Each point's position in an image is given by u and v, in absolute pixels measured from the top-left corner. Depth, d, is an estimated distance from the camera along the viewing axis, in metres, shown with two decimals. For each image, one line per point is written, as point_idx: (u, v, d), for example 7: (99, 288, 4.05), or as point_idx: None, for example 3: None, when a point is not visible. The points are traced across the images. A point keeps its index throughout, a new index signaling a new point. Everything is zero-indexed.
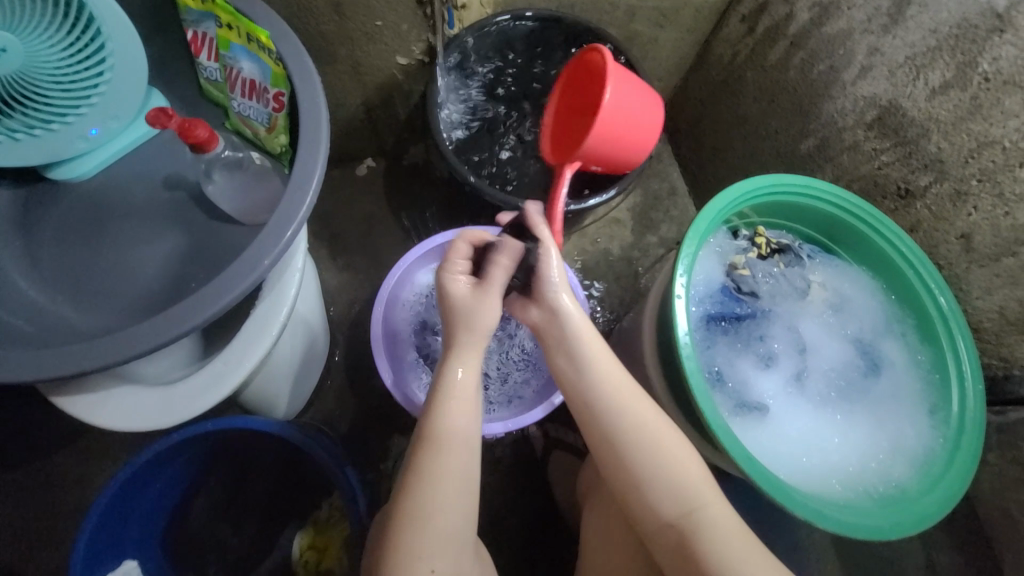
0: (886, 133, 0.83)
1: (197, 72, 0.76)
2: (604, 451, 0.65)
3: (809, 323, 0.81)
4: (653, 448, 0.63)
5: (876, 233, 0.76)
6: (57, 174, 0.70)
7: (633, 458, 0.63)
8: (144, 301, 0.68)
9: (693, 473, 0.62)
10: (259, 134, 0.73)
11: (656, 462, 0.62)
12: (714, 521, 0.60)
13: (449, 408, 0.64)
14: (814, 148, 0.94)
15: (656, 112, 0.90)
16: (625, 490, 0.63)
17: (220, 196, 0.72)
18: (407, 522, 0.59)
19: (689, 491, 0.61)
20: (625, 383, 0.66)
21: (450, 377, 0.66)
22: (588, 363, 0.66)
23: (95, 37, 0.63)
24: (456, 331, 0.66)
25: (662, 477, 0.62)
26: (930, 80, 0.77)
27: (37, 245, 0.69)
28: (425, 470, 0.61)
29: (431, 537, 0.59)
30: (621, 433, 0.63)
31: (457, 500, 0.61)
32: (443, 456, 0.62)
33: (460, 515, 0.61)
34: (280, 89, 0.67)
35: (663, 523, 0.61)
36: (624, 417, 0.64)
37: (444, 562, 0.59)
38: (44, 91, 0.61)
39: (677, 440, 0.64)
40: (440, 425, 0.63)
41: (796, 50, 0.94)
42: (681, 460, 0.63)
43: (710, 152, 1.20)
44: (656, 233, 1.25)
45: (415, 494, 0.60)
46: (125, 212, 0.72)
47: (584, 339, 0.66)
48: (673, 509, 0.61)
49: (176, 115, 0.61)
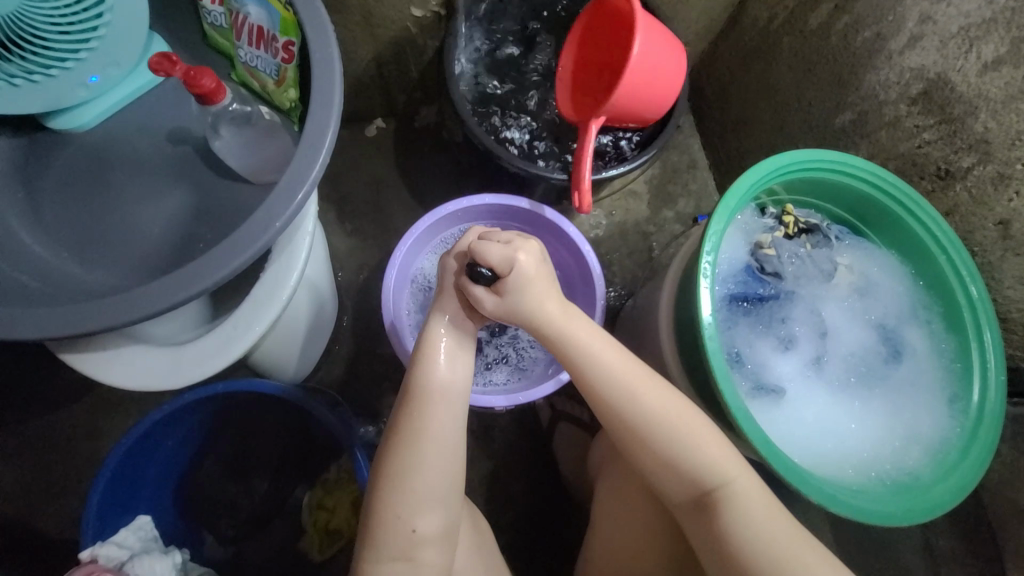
0: (931, 109, 0.79)
1: (200, 14, 0.71)
2: (618, 431, 0.64)
3: (832, 308, 0.78)
4: (672, 432, 0.62)
5: (914, 216, 0.73)
6: (58, 124, 0.67)
7: (648, 442, 0.62)
8: (152, 259, 0.66)
9: (710, 455, 0.61)
10: (268, 87, 0.69)
11: (674, 437, 0.62)
12: (739, 494, 0.60)
13: (436, 370, 0.64)
14: (850, 123, 0.90)
15: (680, 57, 0.85)
16: (648, 473, 0.64)
17: (228, 152, 0.68)
18: (394, 481, 0.60)
19: (708, 473, 0.61)
20: (639, 368, 0.65)
21: (434, 346, 0.66)
22: (580, 346, 0.64)
23: None
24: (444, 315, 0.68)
25: (679, 461, 0.62)
26: (982, 54, 0.72)
27: (40, 199, 0.66)
28: (414, 432, 0.61)
29: (422, 498, 0.60)
30: (633, 407, 0.63)
31: (448, 459, 0.61)
32: (432, 420, 0.62)
33: (452, 474, 0.62)
34: (289, 38, 0.63)
35: (684, 502, 0.62)
36: (636, 402, 0.63)
37: (428, 519, 0.60)
38: (41, 32, 0.57)
39: (692, 423, 0.63)
40: (428, 388, 0.63)
41: (840, 15, 0.88)
42: (699, 442, 0.62)
43: (735, 125, 1.15)
44: (673, 207, 1.22)
45: (402, 453, 0.60)
46: (129, 167, 0.69)
47: (574, 330, 0.65)
48: (690, 488, 0.62)
49: (180, 62, 0.57)
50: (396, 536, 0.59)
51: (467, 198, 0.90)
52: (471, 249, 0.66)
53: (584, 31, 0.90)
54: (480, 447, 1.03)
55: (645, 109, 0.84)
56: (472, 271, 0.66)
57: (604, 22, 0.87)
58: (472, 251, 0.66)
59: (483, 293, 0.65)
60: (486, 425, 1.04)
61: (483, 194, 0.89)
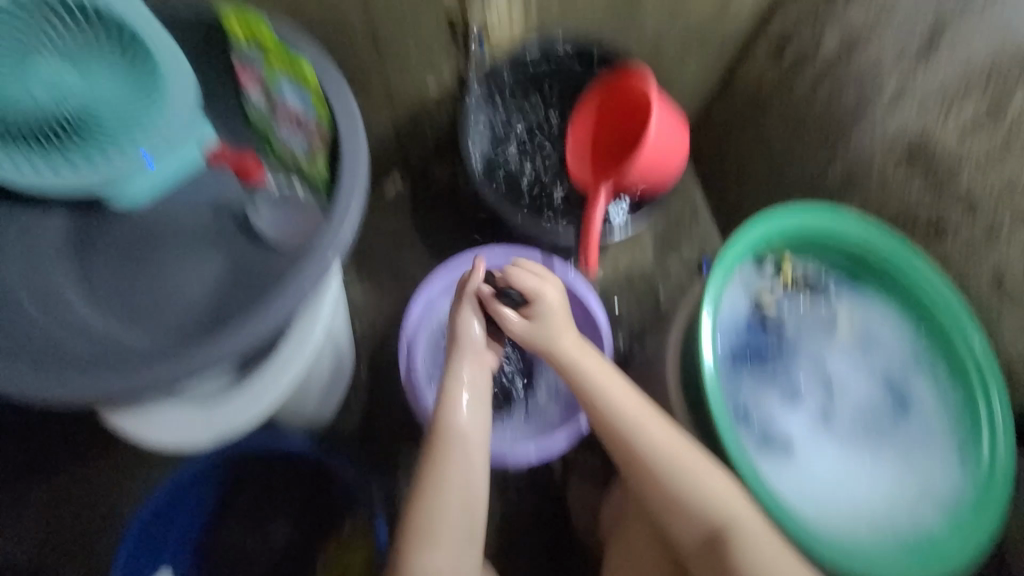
0: (916, 169, 0.83)
1: (241, 98, 0.79)
2: (631, 469, 0.67)
3: (836, 359, 0.80)
4: (680, 470, 0.65)
5: (903, 268, 0.77)
6: (118, 205, 0.73)
7: (659, 480, 0.65)
8: (189, 323, 0.71)
9: (717, 490, 0.64)
10: (301, 163, 0.77)
11: (684, 474, 0.65)
12: (748, 530, 0.63)
13: (459, 414, 0.67)
14: (841, 180, 0.94)
15: (683, 133, 0.94)
16: (660, 510, 0.66)
17: (265, 225, 0.77)
18: (422, 526, 0.63)
19: (717, 509, 0.63)
20: (645, 408, 0.68)
21: (456, 386, 0.69)
22: (592, 385, 0.68)
23: (149, 66, 0.64)
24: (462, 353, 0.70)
25: (688, 498, 0.65)
26: (961, 115, 0.80)
27: (92, 271, 0.73)
28: (436, 475, 0.64)
29: (451, 541, 0.63)
30: (646, 446, 0.66)
31: (469, 499, 0.65)
32: (454, 464, 0.65)
33: (473, 515, 0.65)
34: (323, 124, 0.70)
35: (696, 539, 0.65)
36: (645, 438, 0.66)
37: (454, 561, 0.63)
38: (100, 121, 0.64)
39: (699, 460, 0.66)
40: (451, 431, 0.66)
41: (824, 82, 0.94)
42: (707, 480, 0.64)
43: (733, 178, 1.19)
44: (678, 256, 1.26)
45: (428, 498, 0.64)
46: (171, 238, 0.76)
47: (587, 369, 0.69)
48: (701, 525, 0.65)
49: (229, 154, 0.75)
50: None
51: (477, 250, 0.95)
52: (508, 274, 0.71)
53: (602, 99, 1.01)
54: (492, 500, 1.03)
55: (658, 179, 0.95)
56: (502, 292, 0.71)
57: (625, 97, 0.98)
58: (506, 275, 0.71)
59: (514, 317, 0.70)
60: (498, 477, 1.04)
61: (491, 248, 0.94)
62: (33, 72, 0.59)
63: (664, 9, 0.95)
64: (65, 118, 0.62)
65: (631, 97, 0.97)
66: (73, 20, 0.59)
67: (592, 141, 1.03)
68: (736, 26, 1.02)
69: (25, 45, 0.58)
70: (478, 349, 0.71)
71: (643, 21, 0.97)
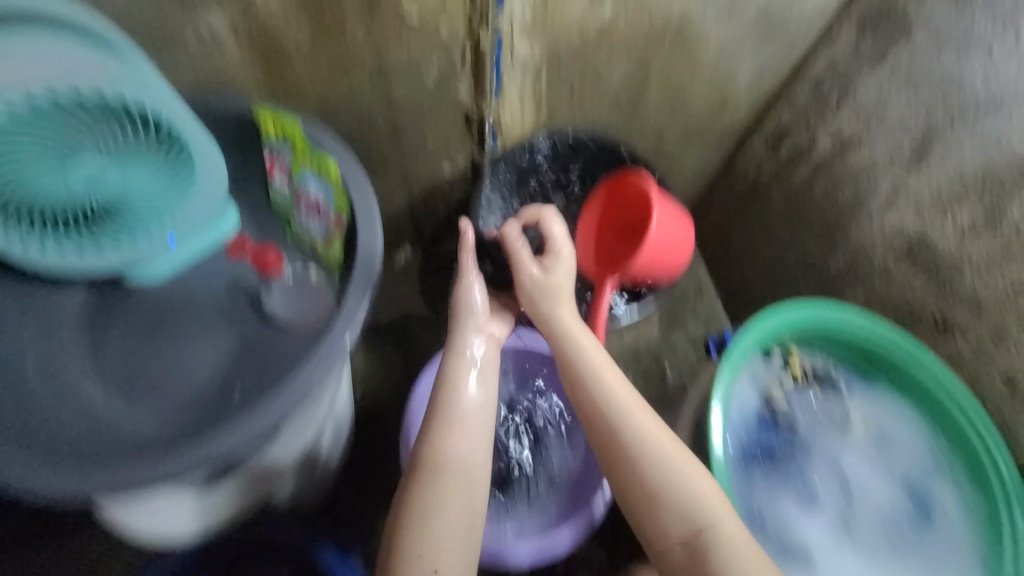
0: (918, 266, 0.85)
1: (267, 185, 0.82)
2: (610, 458, 0.66)
3: (852, 459, 0.78)
4: (662, 463, 0.63)
5: (914, 364, 0.76)
6: (138, 282, 0.77)
7: (641, 470, 0.63)
8: (195, 406, 0.72)
9: (703, 494, 0.62)
10: (317, 245, 0.79)
11: (670, 473, 0.63)
12: (725, 539, 0.60)
13: (464, 390, 0.70)
14: (845, 269, 0.96)
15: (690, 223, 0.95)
16: (637, 507, 0.64)
17: (278, 307, 0.77)
18: (418, 509, 0.63)
19: (699, 512, 0.61)
20: (633, 396, 0.67)
21: (467, 350, 0.72)
22: (589, 369, 0.68)
23: (186, 160, 0.67)
24: (462, 319, 0.75)
25: (671, 496, 0.62)
26: (958, 221, 0.80)
27: (103, 350, 0.74)
28: (442, 457, 0.66)
29: (443, 519, 0.63)
30: (631, 427, 0.65)
31: (471, 477, 0.66)
32: (455, 444, 0.66)
33: (471, 499, 0.65)
34: (341, 213, 0.74)
35: (676, 546, 0.61)
36: (632, 424, 0.65)
37: (452, 550, 0.62)
38: (132, 211, 0.67)
39: (682, 456, 0.64)
40: (451, 409, 0.68)
41: (820, 176, 0.98)
42: (692, 478, 0.63)
43: (736, 257, 1.22)
44: (683, 331, 1.26)
45: (431, 478, 0.65)
46: (187, 322, 0.77)
47: (584, 348, 0.70)
48: (681, 531, 0.62)
49: (251, 245, 0.81)
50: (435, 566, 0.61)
51: None
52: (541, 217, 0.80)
53: (602, 195, 1.00)
54: None
55: (663, 272, 0.94)
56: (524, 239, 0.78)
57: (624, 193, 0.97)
58: (540, 220, 0.80)
59: (532, 273, 0.75)
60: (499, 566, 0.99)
61: None
62: (72, 166, 0.60)
63: (665, 107, 1.01)
64: (97, 205, 0.65)
65: (630, 193, 0.96)
66: (118, 122, 0.60)
67: (595, 236, 1.00)
68: (733, 121, 1.08)
69: (70, 145, 0.59)
70: (481, 308, 0.75)
71: (645, 117, 1.03)
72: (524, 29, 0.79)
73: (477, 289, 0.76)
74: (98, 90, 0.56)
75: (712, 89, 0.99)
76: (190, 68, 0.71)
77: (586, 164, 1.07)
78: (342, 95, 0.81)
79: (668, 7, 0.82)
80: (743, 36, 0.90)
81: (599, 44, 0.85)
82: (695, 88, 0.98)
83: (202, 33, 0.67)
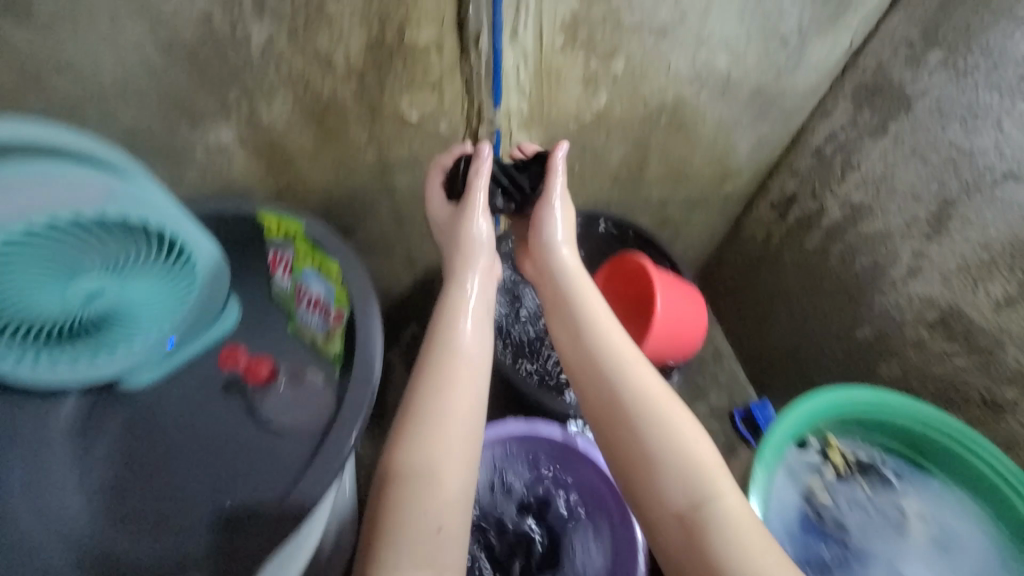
0: (954, 337, 0.81)
1: (270, 282, 0.81)
2: (600, 413, 0.60)
3: (913, 565, 0.72)
4: (658, 418, 0.57)
5: (972, 453, 0.71)
6: (130, 384, 0.74)
7: (633, 422, 0.57)
8: (188, 528, 0.68)
9: (701, 455, 0.55)
10: (317, 340, 0.77)
11: (664, 427, 0.56)
12: (729, 514, 0.51)
13: (464, 330, 0.64)
14: (873, 337, 0.92)
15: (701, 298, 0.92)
16: (630, 464, 0.57)
17: (276, 411, 0.74)
18: (406, 448, 0.55)
19: (699, 474, 0.54)
20: (628, 350, 0.63)
21: (462, 289, 0.68)
22: (584, 320, 0.66)
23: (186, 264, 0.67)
24: (466, 259, 0.69)
25: (666, 452, 0.55)
26: (991, 292, 0.75)
27: (95, 466, 0.71)
28: (439, 397, 0.58)
29: (433, 467, 0.54)
30: (623, 378, 0.60)
31: (467, 428, 0.57)
32: (452, 386, 0.59)
33: (466, 452, 0.56)
34: (341, 309, 0.72)
35: (673, 518, 0.53)
36: (627, 376, 0.60)
37: (448, 506, 0.53)
38: (130, 317, 0.66)
39: (681, 412, 0.58)
40: (452, 348, 0.62)
41: (833, 242, 0.95)
42: (691, 439, 0.56)
43: (754, 322, 1.18)
44: (706, 401, 1.19)
45: (426, 419, 0.56)
46: (184, 428, 0.74)
47: (580, 299, 0.68)
48: (677, 501, 0.53)
49: (243, 355, 0.77)
50: (424, 524, 0.51)
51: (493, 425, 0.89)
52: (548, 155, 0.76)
53: (604, 280, 0.98)
54: None
55: (676, 352, 0.89)
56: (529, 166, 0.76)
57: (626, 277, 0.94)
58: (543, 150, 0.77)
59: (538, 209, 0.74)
60: None
61: (508, 421, 0.88)
62: (71, 283, 0.59)
63: (667, 180, 1.01)
64: (95, 315, 0.64)
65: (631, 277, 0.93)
66: (121, 235, 0.60)
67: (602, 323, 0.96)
68: (736, 188, 1.07)
69: (71, 262, 0.58)
70: (485, 253, 0.70)
71: (648, 190, 1.02)
72: (522, 121, 0.80)
73: (482, 231, 0.70)
74: (101, 210, 0.56)
75: (712, 161, 0.99)
76: (198, 177, 0.72)
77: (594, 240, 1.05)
78: (344, 190, 0.82)
79: (661, 95, 0.83)
80: (740, 112, 0.90)
81: (597, 129, 0.86)
82: (696, 161, 0.98)
83: (210, 146, 0.68)
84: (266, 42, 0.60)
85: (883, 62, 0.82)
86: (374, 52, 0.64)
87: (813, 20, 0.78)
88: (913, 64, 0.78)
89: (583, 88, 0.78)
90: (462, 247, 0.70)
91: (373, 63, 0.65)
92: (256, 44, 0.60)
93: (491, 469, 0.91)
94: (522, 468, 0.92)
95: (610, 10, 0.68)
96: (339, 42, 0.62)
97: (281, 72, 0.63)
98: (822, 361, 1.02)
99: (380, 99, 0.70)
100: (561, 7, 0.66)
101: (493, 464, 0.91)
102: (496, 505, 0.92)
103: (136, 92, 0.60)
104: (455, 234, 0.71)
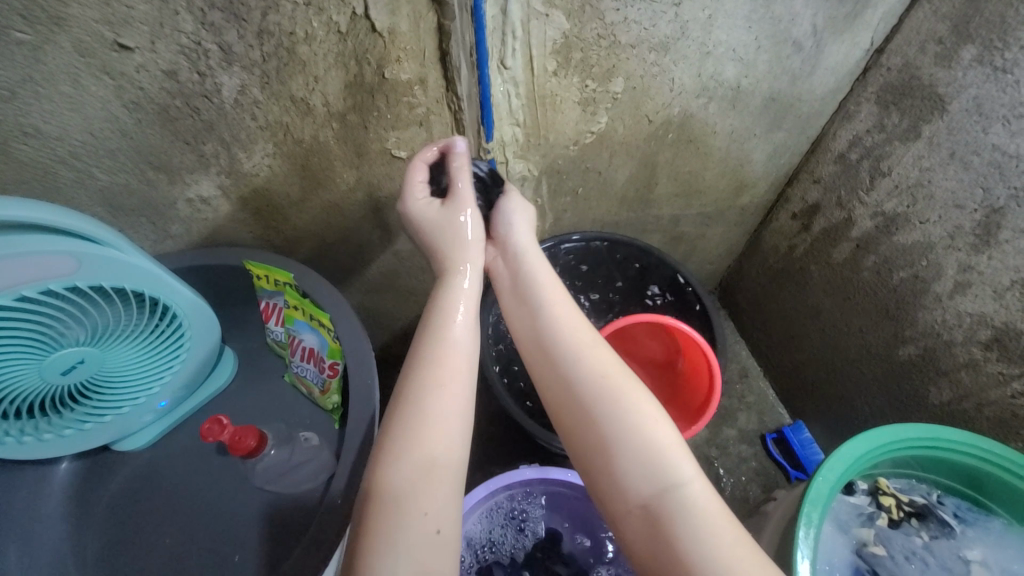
0: (1012, 358, 0.72)
1: (264, 330, 0.78)
2: (558, 402, 0.56)
3: None
4: (620, 403, 0.52)
5: (1010, 473, 0.66)
6: (121, 446, 0.69)
7: (594, 408, 0.52)
8: None
9: (665, 439, 0.50)
10: (314, 392, 0.72)
11: (620, 407, 0.51)
12: (696, 501, 0.46)
13: (455, 324, 0.58)
14: (918, 356, 0.83)
15: (719, 336, 0.86)
16: (591, 456, 0.52)
17: (267, 475, 0.67)
18: (382, 456, 0.49)
19: (665, 461, 0.48)
20: (588, 332, 0.59)
21: (449, 285, 0.61)
22: (544, 304, 0.61)
23: (173, 319, 0.63)
24: (446, 251, 0.63)
25: (629, 437, 0.50)
26: None
27: (85, 532, 0.66)
28: (415, 397, 0.52)
29: (413, 471, 0.47)
30: (576, 360, 0.56)
31: (453, 431, 0.51)
32: (431, 384, 0.53)
33: (457, 450, 0.50)
34: (335, 360, 0.67)
35: (635, 508, 0.48)
36: (581, 357, 0.56)
37: (443, 506, 0.47)
38: (115, 381, 0.62)
39: (645, 391, 0.54)
40: (430, 344, 0.56)
41: (865, 253, 0.87)
42: (657, 422, 0.51)
43: (781, 338, 1.10)
44: (734, 425, 1.11)
45: (400, 420, 0.50)
46: (182, 488, 0.69)
47: (541, 281, 0.63)
48: (640, 492, 0.48)
49: (230, 424, 0.62)
50: (408, 538, 0.44)
51: (507, 472, 0.82)
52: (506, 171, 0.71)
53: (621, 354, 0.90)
54: None
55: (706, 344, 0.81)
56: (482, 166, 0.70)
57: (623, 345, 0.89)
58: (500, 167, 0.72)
59: (504, 200, 0.69)
60: None
61: (526, 468, 0.81)
62: (48, 358, 0.55)
63: (678, 197, 0.95)
64: (79, 385, 0.60)
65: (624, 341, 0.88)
66: (95, 302, 0.56)
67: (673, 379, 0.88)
68: (754, 199, 1.01)
69: (50, 336, 0.54)
70: (474, 245, 0.64)
71: (658, 208, 0.96)
72: (518, 150, 0.76)
73: (468, 225, 0.64)
74: (71, 282, 0.52)
75: (726, 173, 0.92)
76: (184, 229, 0.69)
77: (607, 266, 0.98)
78: (338, 231, 0.78)
79: (666, 111, 0.77)
80: (753, 122, 0.84)
81: (600, 151, 0.80)
82: (708, 175, 0.91)
83: (192, 199, 0.66)
84: (237, 90, 0.57)
85: (909, 59, 0.74)
86: (354, 91, 0.61)
87: (828, 22, 0.71)
88: (945, 62, 0.70)
89: (581, 110, 0.73)
90: (451, 239, 0.63)
91: (353, 103, 0.62)
92: (228, 94, 0.57)
93: (507, 512, 0.83)
94: (539, 510, 0.84)
95: (604, 29, 0.63)
96: (316, 84, 0.59)
97: (258, 120, 0.60)
98: (860, 382, 0.94)
99: (365, 138, 0.66)
100: (550, 29, 0.61)
101: (510, 507, 0.83)
102: (509, 543, 0.82)
103: (109, 150, 0.58)
104: (432, 233, 0.64)
